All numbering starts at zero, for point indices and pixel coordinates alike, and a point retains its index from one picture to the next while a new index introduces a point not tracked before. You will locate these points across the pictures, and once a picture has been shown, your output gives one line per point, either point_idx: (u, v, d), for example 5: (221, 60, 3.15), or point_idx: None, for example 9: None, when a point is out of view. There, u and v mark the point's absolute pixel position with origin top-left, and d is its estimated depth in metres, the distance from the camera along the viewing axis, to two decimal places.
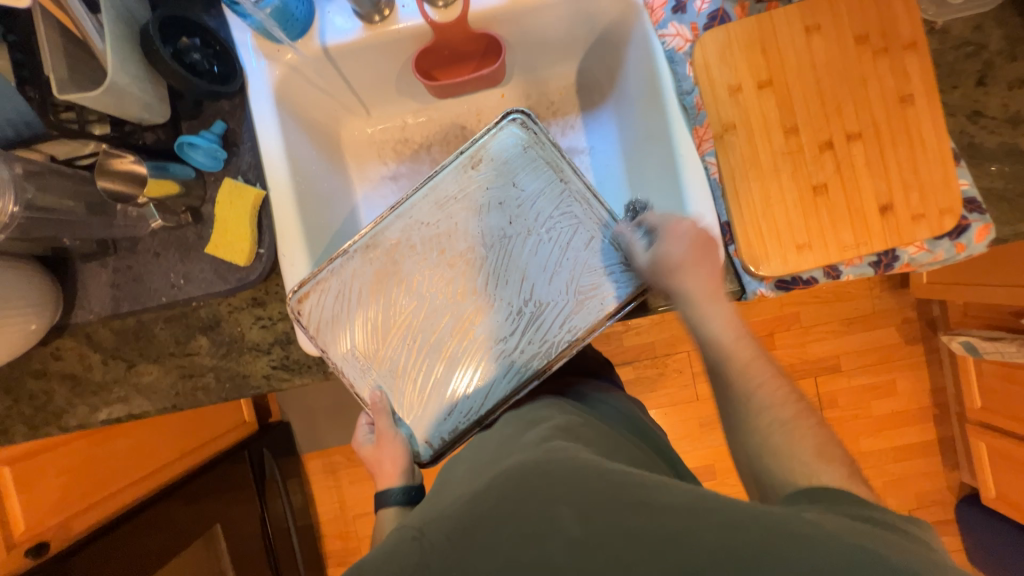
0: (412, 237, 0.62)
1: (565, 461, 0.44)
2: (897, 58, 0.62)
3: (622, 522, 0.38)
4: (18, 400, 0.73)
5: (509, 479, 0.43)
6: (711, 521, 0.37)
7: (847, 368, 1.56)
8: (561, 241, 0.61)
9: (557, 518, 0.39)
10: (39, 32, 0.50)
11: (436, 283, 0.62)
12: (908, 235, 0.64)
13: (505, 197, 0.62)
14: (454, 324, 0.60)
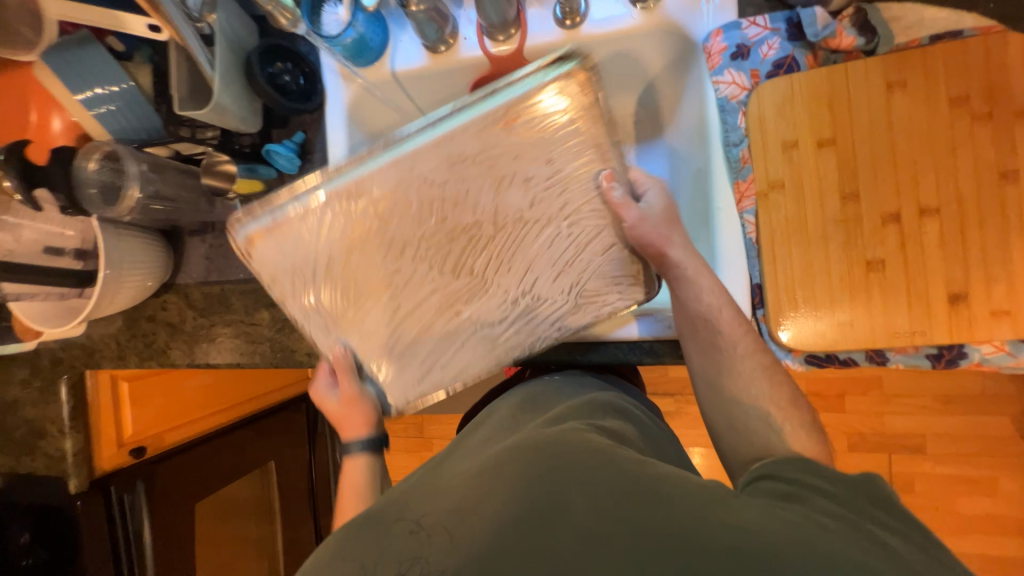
0: (407, 194, 0.60)
1: (543, 451, 0.47)
2: (1003, 126, 0.53)
3: (600, 505, 0.40)
4: (135, 335, 0.92)
5: (492, 475, 0.46)
6: (689, 528, 0.37)
7: (932, 452, 1.36)
8: (579, 241, 0.61)
9: (539, 506, 0.41)
10: (172, 64, 0.63)
11: (425, 251, 0.61)
12: (982, 332, 0.55)
13: (532, 171, 0.59)
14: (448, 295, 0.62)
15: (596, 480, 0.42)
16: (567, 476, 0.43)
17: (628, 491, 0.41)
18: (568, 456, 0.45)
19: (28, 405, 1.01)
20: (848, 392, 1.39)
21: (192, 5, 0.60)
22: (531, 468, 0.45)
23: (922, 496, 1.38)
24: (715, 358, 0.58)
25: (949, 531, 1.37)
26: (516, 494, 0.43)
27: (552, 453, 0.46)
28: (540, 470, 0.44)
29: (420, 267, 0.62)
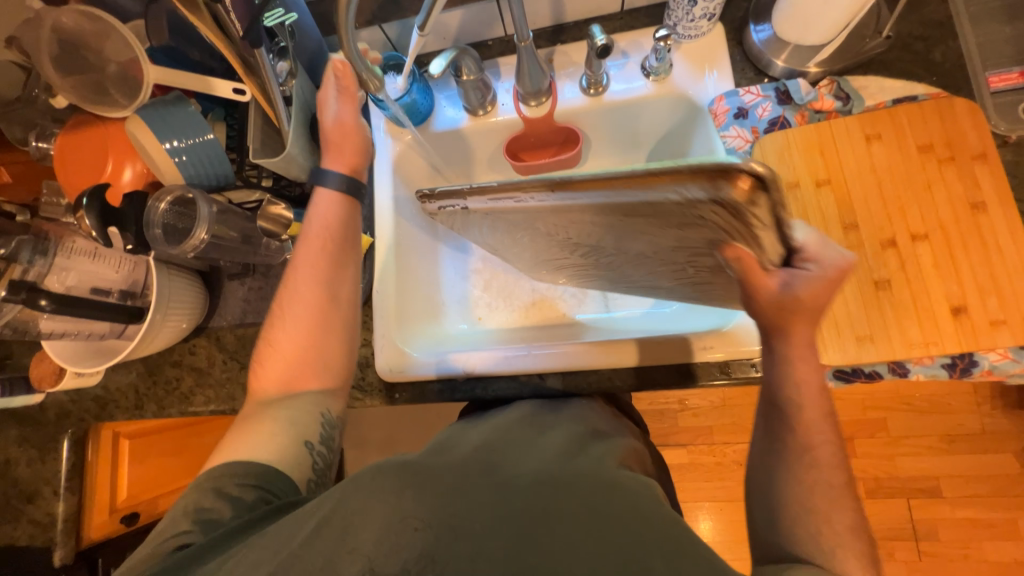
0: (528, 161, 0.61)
1: (577, 487, 0.48)
2: (965, 167, 0.64)
3: (610, 551, 0.42)
4: (156, 382, 0.90)
5: (524, 494, 0.47)
6: (674, 554, 0.41)
7: (949, 496, 1.36)
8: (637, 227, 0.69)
9: (553, 533, 0.43)
10: (251, 119, 0.70)
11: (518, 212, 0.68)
12: (986, 340, 0.61)
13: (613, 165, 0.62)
14: (570, 261, 0.73)
15: (649, 552, 0.41)
16: (610, 536, 0.43)
17: (681, 561, 0.41)
18: (597, 502, 0.46)
19: (23, 464, 0.94)
20: (856, 435, 1.41)
21: (279, 71, 0.67)
22: (576, 524, 0.44)
23: (948, 544, 1.35)
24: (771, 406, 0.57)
25: None
26: (552, 546, 0.42)
27: (604, 506, 0.46)
28: (587, 527, 0.44)
29: (589, 225, 0.55)
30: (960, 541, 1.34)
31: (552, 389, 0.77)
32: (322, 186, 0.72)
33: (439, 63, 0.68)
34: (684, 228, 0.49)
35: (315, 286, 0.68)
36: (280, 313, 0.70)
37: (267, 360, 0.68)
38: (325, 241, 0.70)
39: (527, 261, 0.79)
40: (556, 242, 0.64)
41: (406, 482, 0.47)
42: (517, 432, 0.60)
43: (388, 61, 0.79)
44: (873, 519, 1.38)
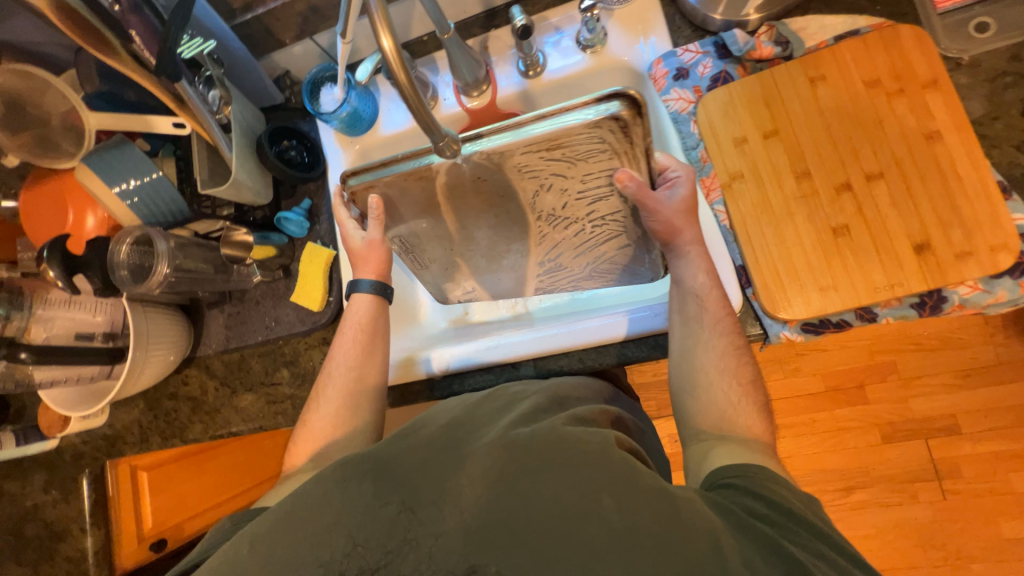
0: (483, 242, 0.75)
1: (538, 438, 0.48)
2: (916, 97, 0.62)
3: (567, 498, 0.42)
4: (158, 415, 0.93)
5: (494, 464, 0.46)
6: (640, 509, 0.41)
7: (968, 432, 1.32)
8: (599, 238, 0.73)
9: (522, 492, 0.43)
10: (195, 150, 0.72)
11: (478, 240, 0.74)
12: (954, 274, 0.59)
13: (568, 184, 0.63)
14: (500, 245, 0.76)
15: (598, 487, 0.42)
16: (570, 484, 0.43)
17: (632, 495, 0.42)
18: (563, 456, 0.45)
19: (49, 506, 0.99)
20: (866, 380, 1.39)
21: (211, 100, 0.68)
22: (530, 474, 0.44)
23: (972, 481, 1.31)
24: (712, 344, 0.59)
25: (1013, 515, 1.29)
26: (508, 504, 0.42)
27: (557, 456, 0.45)
28: (540, 482, 0.43)
29: (504, 177, 0.63)
30: (986, 476, 1.31)
31: (525, 377, 0.76)
32: (357, 293, 0.71)
33: (366, 66, 0.69)
34: (585, 162, 0.60)
35: (343, 371, 0.67)
36: (313, 402, 0.67)
37: (303, 436, 0.65)
38: (360, 333, 0.69)
39: (459, 270, 0.81)
40: (481, 228, 0.72)
41: (370, 470, 0.47)
42: (477, 413, 0.58)
43: (324, 74, 0.79)
44: (891, 463, 1.35)
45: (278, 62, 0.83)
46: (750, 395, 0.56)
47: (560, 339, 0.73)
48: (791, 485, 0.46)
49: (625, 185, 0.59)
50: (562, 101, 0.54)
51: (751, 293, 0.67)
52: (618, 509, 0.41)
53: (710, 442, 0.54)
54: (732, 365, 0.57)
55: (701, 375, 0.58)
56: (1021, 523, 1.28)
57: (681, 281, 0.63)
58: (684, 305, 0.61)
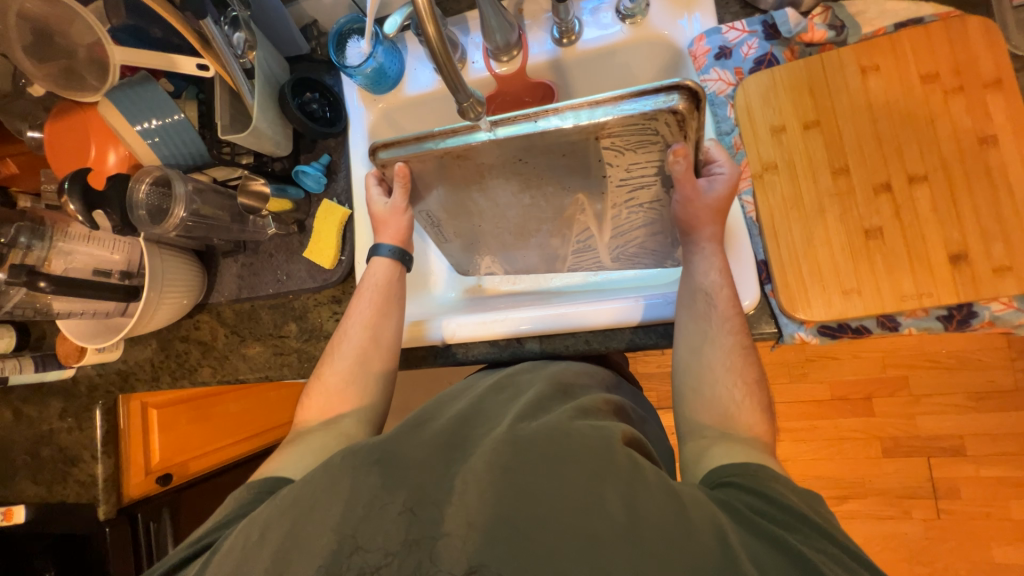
0: (515, 222, 0.73)
1: (540, 433, 0.48)
2: (976, 97, 0.57)
3: (574, 492, 0.41)
4: (169, 355, 0.96)
5: (498, 453, 0.45)
6: (648, 510, 0.40)
7: (974, 454, 1.30)
8: (633, 224, 0.70)
9: (529, 486, 0.42)
10: (217, 93, 0.71)
11: (507, 217, 0.72)
12: (988, 290, 0.56)
13: (612, 173, 0.60)
14: (529, 225, 0.73)
15: (604, 484, 0.42)
16: (573, 478, 0.42)
17: (640, 495, 0.41)
18: (566, 450, 0.45)
19: (64, 433, 1.04)
20: (875, 392, 1.36)
21: (236, 42, 0.68)
22: (535, 467, 0.43)
23: (970, 503, 1.29)
24: (727, 342, 0.57)
25: (1008, 541, 1.27)
26: (514, 498, 0.41)
27: (559, 449, 0.45)
28: (545, 474, 0.43)
29: (544, 161, 0.59)
30: (986, 501, 1.29)
31: (529, 353, 0.76)
32: (376, 257, 0.71)
33: (395, 20, 0.66)
34: (636, 152, 0.56)
35: (359, 329, 0.67)
36: (328, 356, 0.68)
37: (318, 386, 0.66)
38: (377, 294, 0.69)
39: (482, 245, 0.80)
40: (513, 206, 0.69)
41: (378, 458, 0.46)
42: (485, 407, 0.58)
43: (352, 26, 0.77)
44: (889, 478, 1.34)
45: (306, 10, 0.81)
46: (753, 396, 0.54)
47: (567, 318, 0.72)
48: (795, 486, 0.46)
49: (678, 161, 0.54)
50: (614, 89, 0.50)
51: (770, 290, 0.64)
52: (627, 510, 0.40)
53: (709, 441, 0.52)
54: (739, 365, 0.55)
55: (709, 372, 0.56)
56: (1014, 549, 1.27)
57: (704, 285, 0.60)
58: (692, 303, 0.60)
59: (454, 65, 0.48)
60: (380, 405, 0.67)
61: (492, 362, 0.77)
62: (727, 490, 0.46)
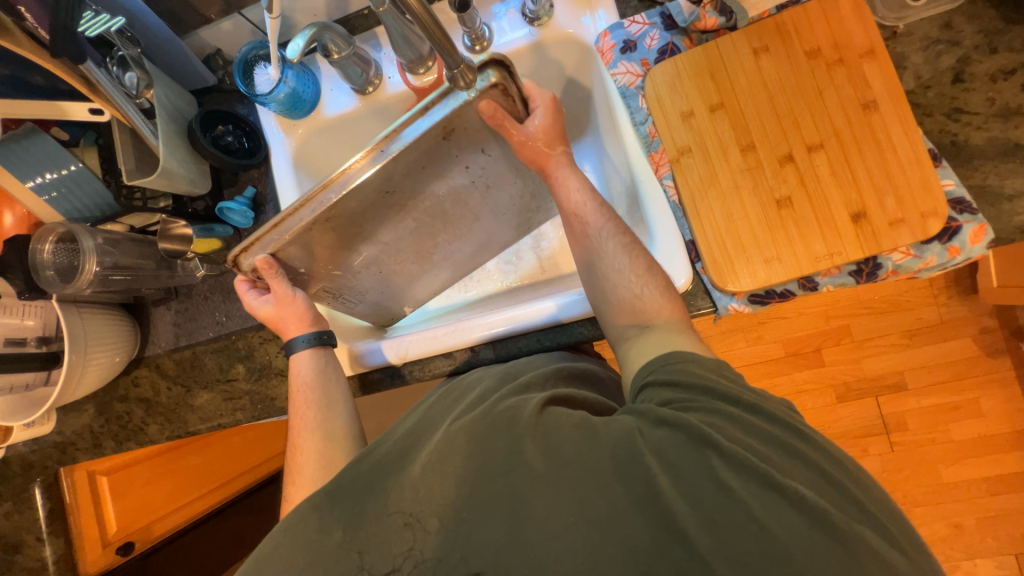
0: (408, 248, 0.70)
1: (476, 421, 0.50)
2: (855, 67, 0.62)
3: (495, 461, 0.47)
4: (109, 420, 0.89)
5: (434, 452, 0.49)
6: (565, 452, 0.46)
7: (913, 387, 1.41)
8: (513, 194, 0.73)
9: (460, 468, 0.47)
10: (116, 137, 0.66)
11: (401, 245, 0.69)
12: (888, 241, 0.61)
13: (470, 160, 0.62)
14: (426, 245, 0.72)
15: (522, 439, 0.47)
16: (495, 449, 0.47)
17: (554, 439, 0.47)
18: (486, 425, 0.50)
19: (0, 520, 0.94)
20: (822, 344, 1.45)
21: (129, 83, 0.64)
22: (462, 455, 0.48)
23: (916, 432, 1.41)
24: (620, 254, 0.60)
25: (955, 462, 1.39)
26: (449, 491, 0.46)
27: (484, 429, 0.49)
28: (472, 455, 0.47)
29: None
30: (928, 428, 1.40)
31: (485, 359, 0.75)
32: (295, 352, 0.68)
33: (298, 43, 0.63)
34: (465, 137, 0.58)
35: (309, 435, 0.64)
36: (290, 476, 0.63)
37: (295, 486, 0.62)
38: (308, 390, 0.66)
39: (393, 287, 0.76)
40: (403, 235, 0.67)
41: (314, 504, 0.49)
42: (424, 410, 0.60)
43: (256, 52, 0.74)
44: (846, 420, 1.44)
45: (206, 39, 0.77)
46: (649, 274, 0.59)
47: (516, 322, 0.72)
48: (700, 358, 0.52)
49: (488, 112, 0.55)
50: (439, 89, 0.52)
51: (701, 267, 0.68)
52: (546, 460, 0.46)
53: (634, 335, 0.57)
54: (627, 260, 0.60)
55: (606, 279, 0.61)
56: (960, 467, 1.39)
57: (572, 210, 0.63)
58: (568, 225, 0.64)
59: (450, 39, 0.45)
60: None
61: (449, 374, 0.77)
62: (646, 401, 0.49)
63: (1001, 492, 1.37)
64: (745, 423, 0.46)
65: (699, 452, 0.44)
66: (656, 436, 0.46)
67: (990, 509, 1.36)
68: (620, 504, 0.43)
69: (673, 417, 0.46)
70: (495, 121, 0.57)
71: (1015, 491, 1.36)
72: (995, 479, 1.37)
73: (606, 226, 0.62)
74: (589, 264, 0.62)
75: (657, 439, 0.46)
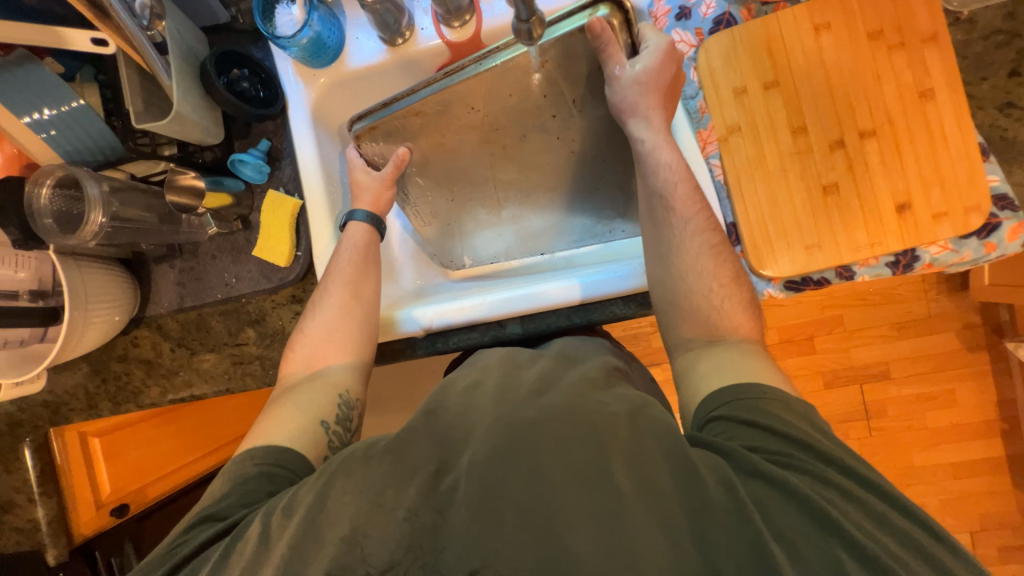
0: (482, 184, 0.78)
1: (556, 417, 0.48)
2: (915, 53, 0.60)
3: (579, 473, 0.44)
4: (105, 380, 0.85)
5: (504, 439, 0.47)
6: (653, 475, 0.45)
7: (897, 376, 1.47)
8: (591, 182, 0.76)
9: (541, 471, 0.45)
10: (122, 73, 0.60)
11: (473, 171, 0.77)
12: (928, 234, 0.62)
13: (558, 109, 0.68)
14: (495, 189, 0.79)
15: (609, 454, 0.45)
16: (578, 459, 0.45)
17: (643, 460, 0.45)
18: (571, 430, 0.47)
19: None
20: (816, 333, 1.49)
21: (138, 11, 0.57)
22: (537, 454, 0.46)
23: (895, 419, 1.48)
24: (707, 255, 0.59)
25: (927, 447, 1.47)
26: (515, 493, 0.44)
27: (565, 431, 0.47)
28: (552, 463, 0.45)
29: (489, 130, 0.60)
30: (906, 415, 1.48)
31: (512, 335, 0.74)
32: (353, 222, 0.73)
33: None
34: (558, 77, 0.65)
35: (338, 286, 0.68)
36: (309, 311, 0.69)
37: (311, 321, 0.68)
38: (355, 255, 0.71)
39: (459, 227, 0.84)
40: (479, 165, 0.76)
41: (385, 449, 0.50)
42: (483, 383, 0.57)
43: None
44: (831, 406, 1.50)
45: None
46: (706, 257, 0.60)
47: (548, 297, 0.71)
48: (796, 408, 0.49)
49: (599, 32, 0.58)
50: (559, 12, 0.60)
51: (739, 251, 0.67)
52: (634, 478, 0.44)
53: (695, 351, 0.58)
54: (703, 226, 0.60)
55: (677, 246, 0.60)
56: (932, 452, 1.47)
57: (662, 192, 0.61)
58: (651, 209, 0.63)
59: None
60: (368, 354, 0.68)
61: (473, 348, 0.75)
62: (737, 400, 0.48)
63: (966, 475, 1.46)
64: (849, 491, 0.43)
65: (801, 514, 0.42)
66: (752, 481, 0.44)
67: (953, 491, 1.46)
68: (710, 545, 0.41)
69: (769, 469, 0.44)
70: (599, 41, 0.59)
71: (978, 474, 1.46)
72: (961, 463, 1.46)
73: (697, 221, 0.60)
74: (659, 246, 0.62)
75: (752, 485, 0.44)
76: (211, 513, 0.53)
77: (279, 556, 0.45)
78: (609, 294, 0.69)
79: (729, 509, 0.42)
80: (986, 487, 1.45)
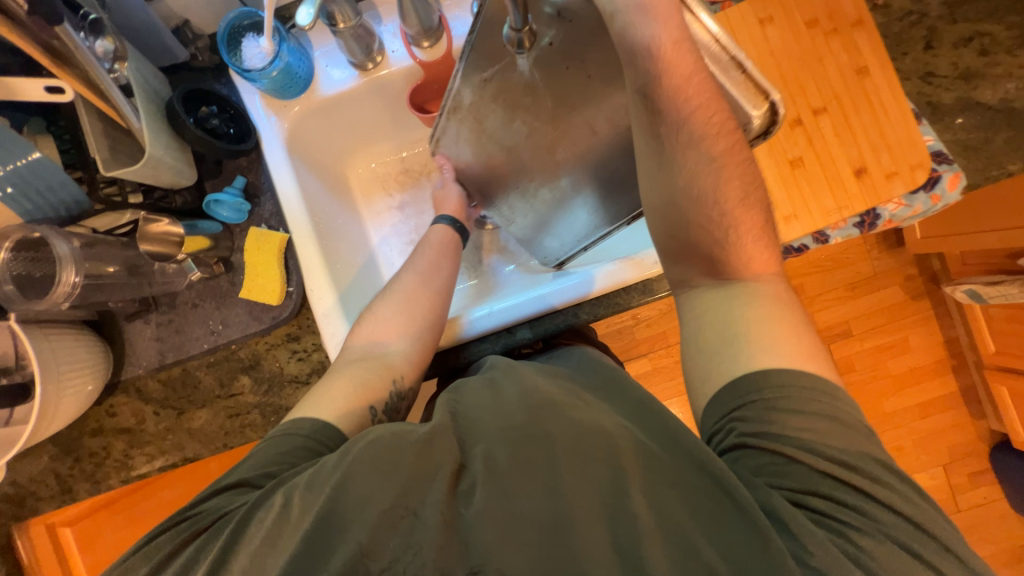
0: (523, 154, 0.70)
1: (584, 436, 0.46)
2: (848, 36, 0.68)
3: (601, 502, 0.42)
4: (79, 460, 0.76)
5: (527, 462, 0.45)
6: (671, 495, 0.42)
7: (859, 332, 1.58)
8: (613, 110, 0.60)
9: (561, 500, 0.42)
10: (84, 121, 0.57)
11: (519, 148, 0.69)
12: (885, 193, 0.68)
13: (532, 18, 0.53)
14: (541, 158, 0.69)
15: (630, 476, 0.43)
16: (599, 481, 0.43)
17: (661, 483, 0.43)
18: (595, 450, 0.45)
19: None
20: None
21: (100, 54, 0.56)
22: (551, 486, 0.43)
23: (863, 372, 1.59)
24: (710, 171, 0.51)
25: (896, 393, 1.58)
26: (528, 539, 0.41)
27: (584, 459, 0.44)
28: (573, 496, 0.42)
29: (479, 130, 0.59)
30: (873, 367, 1.58)
31: (522, 341, 0.74)
32: (434, 227, 0.80)
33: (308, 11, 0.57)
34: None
35: (412, 274, 0.72)
36: (380, 295, 0.71)
37: (383, 299, 0.69)
38: (433, 251, 0.76)
39: (538, 216, 0.79)
40: (516, 137, 0.68)
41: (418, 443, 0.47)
42: (498, 388, 0.54)
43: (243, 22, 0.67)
44: None
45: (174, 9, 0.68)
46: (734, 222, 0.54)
47: (556, 298, 0.72)
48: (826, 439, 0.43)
49: None
50: None
51: None
52: (648, 493, 0.42)
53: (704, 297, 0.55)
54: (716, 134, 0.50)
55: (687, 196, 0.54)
56: (902, 397, 1.58)
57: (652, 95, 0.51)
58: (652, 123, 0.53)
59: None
60: (429, 342, 0.67)
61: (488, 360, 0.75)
62: (755, 355, 0.47)
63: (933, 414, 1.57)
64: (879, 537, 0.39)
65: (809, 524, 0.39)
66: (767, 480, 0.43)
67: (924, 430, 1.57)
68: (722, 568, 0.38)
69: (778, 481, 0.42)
70: None
71: (943, 411, 1.57)
72: (926, 403, 1.58)
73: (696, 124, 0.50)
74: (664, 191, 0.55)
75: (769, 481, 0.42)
76: (244, 480, 0.50)
77: (304, 530, 0.42)
78: (601, 288, 0.71)
79: (742, 515, 0.40)
80: (951, 422, 1.57)
